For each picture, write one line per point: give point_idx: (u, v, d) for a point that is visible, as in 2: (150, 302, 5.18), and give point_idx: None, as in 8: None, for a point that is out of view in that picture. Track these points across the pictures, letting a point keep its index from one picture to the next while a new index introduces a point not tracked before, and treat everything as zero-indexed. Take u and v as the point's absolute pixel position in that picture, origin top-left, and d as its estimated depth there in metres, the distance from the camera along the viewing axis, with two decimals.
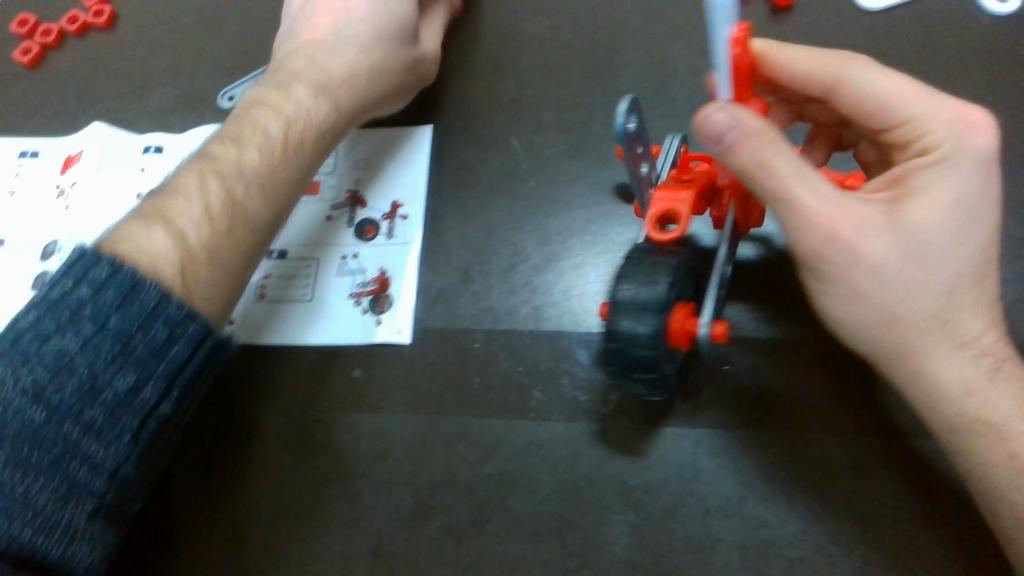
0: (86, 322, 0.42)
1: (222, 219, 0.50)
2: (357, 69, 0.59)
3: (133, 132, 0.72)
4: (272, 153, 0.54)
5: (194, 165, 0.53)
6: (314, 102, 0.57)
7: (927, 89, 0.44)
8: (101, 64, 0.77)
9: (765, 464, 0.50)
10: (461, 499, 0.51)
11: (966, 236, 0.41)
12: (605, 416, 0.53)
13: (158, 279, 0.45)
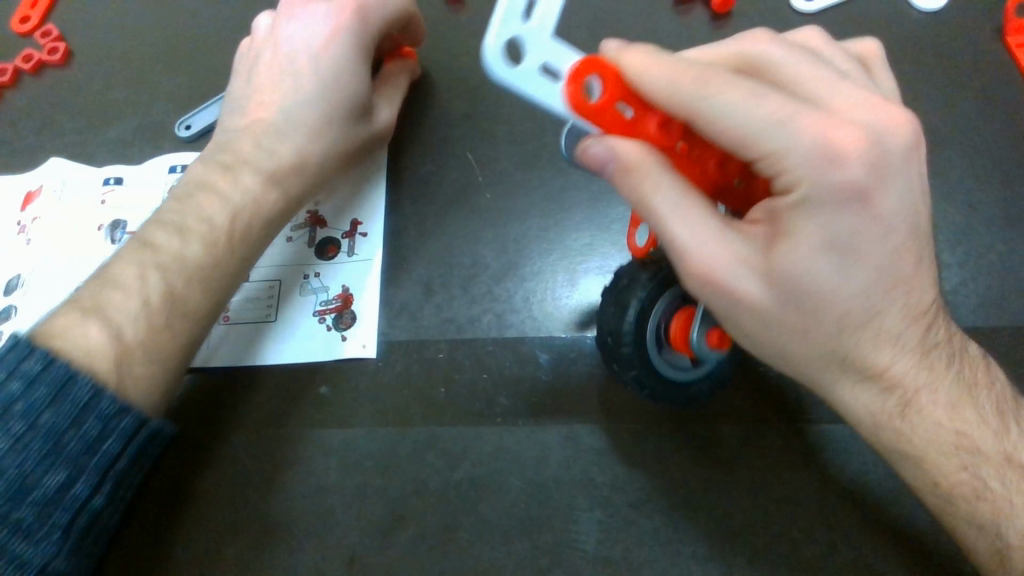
0: (17, 419, 0.43)
1: (161, 313, 0.50)
2: (306, 156, 0.57)
3: (91, 166, 0.72)
4: (215, 244, 0.53)
5: (133, 256, 0.52)
6: (256, 187, 0.56)
7: (788, 101, 0.36)
8: (57, 99, 0.77)
9: (712, 465, 0.51)
10: (433, 507, 0.52)
11: (844, 278, 0.38)
12: (568, 416, 0.54)
13: (92, 373, 0.46)
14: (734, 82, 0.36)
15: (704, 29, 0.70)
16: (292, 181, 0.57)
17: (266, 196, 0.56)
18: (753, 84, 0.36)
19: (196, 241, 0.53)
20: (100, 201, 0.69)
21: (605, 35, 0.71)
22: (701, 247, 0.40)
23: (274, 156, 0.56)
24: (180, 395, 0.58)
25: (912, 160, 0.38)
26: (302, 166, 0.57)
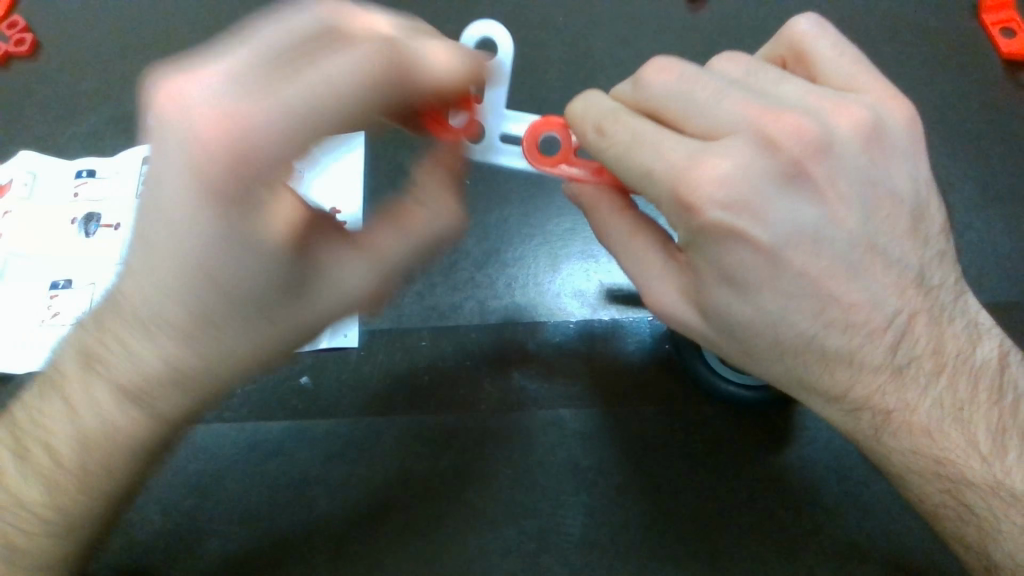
0: None
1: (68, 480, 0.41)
2: (231, 317, 0.37)
3: (61, 159, 0.70)
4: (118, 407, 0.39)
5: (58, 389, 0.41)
6: (170, 348, 0.37)
7: (659, 133, 0.38)
8: (23, 90, 0.75)
9: (696, 458, 0.51)
10: (419, 494, 0.51)
11: (768, 303, 0.38)
12: (553, 401, 0.54)
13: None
14: (617, 131, 0.40)
15: (681, 13, 0.71)
16: (211, 345, 0.38)
17: (182, 358, 0.38)
18: (628, 131, 0.39)
19: (122, 389, 0.39)
20: (72, 195, 0.67)
21: (583, 21, 0.71)
22: (641, 281, 0.43)
23: (167, 312, 0.36)
24: None
25: (806, 178, 0.37)
26: (212, 325, 0.37)
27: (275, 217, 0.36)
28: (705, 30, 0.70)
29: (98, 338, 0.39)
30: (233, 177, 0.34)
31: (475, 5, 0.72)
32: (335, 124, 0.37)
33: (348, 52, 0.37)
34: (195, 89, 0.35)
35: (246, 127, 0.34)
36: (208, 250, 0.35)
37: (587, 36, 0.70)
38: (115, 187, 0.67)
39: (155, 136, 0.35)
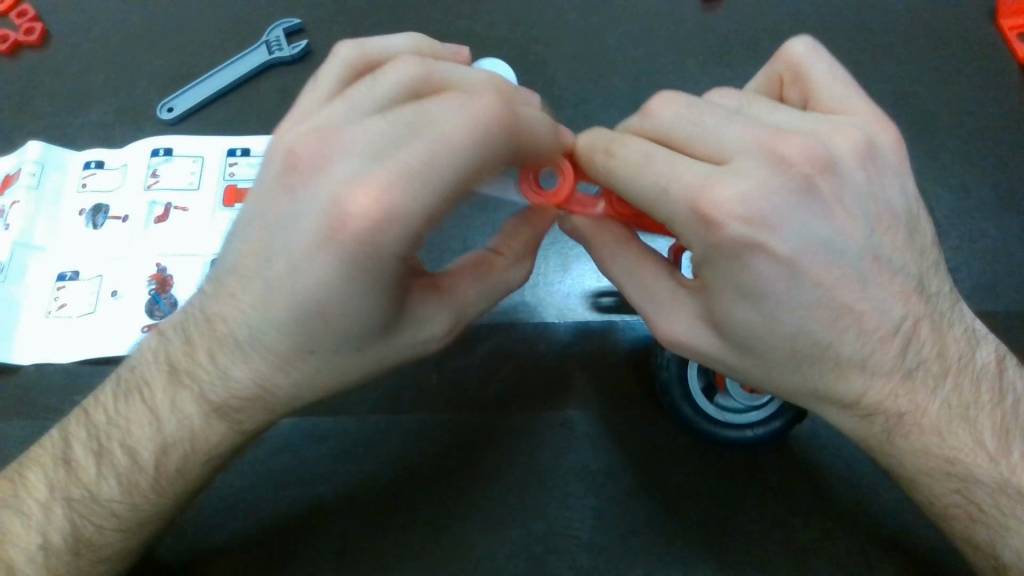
0: None
1: (151, 488, 0.44)
2: (316, 343, 0.39)
3: (70, 149, 0.70)
4: (209, 418, 0.43)
5: (146, 376, 0.45)
6: (260, 368, 0.41)
7: (668, 159, 0.38)
8: (32, 78, 0.75)
9: (711, 471, 0.50)
10: (426, 495, 0.51)
11: (776, 323, 0.37)
12: (564, 403, 0.53)
13: (80, 532, 0.44)
14: (627, 155, 0.39)
15: (695, 10, 0.70)
16: (299, 370, 0.40)
17: (270, 379, 0.41)
18: (640, 153, 0.39)
19: (212, 401, 0.43)
20: (79, 185, 0.67)
21: (595, 19, 0.71)
22: (651, 305, 0.42)
23: (262, 336, 0.39)
24: None
25: (815, 196, 0.36)
26: (305, 353, 0.39)
27: (388, 262, 0.36)
28: (719, 27, 0.69)
29: (190, 354, 0.43)
30: (353, 228, 0.35)
31: (488, 4, 0.73)
32: (451, 186, 0.35)
33: (462, 100, 0.36)
34: (325, 150, 0.36)
35: (377, 190, 0.34)
36: (327, 293, 0.36)
37: (599, 33, 0.70)
38: (123, 178, 0.67)
39: (286, 189, 0.36)
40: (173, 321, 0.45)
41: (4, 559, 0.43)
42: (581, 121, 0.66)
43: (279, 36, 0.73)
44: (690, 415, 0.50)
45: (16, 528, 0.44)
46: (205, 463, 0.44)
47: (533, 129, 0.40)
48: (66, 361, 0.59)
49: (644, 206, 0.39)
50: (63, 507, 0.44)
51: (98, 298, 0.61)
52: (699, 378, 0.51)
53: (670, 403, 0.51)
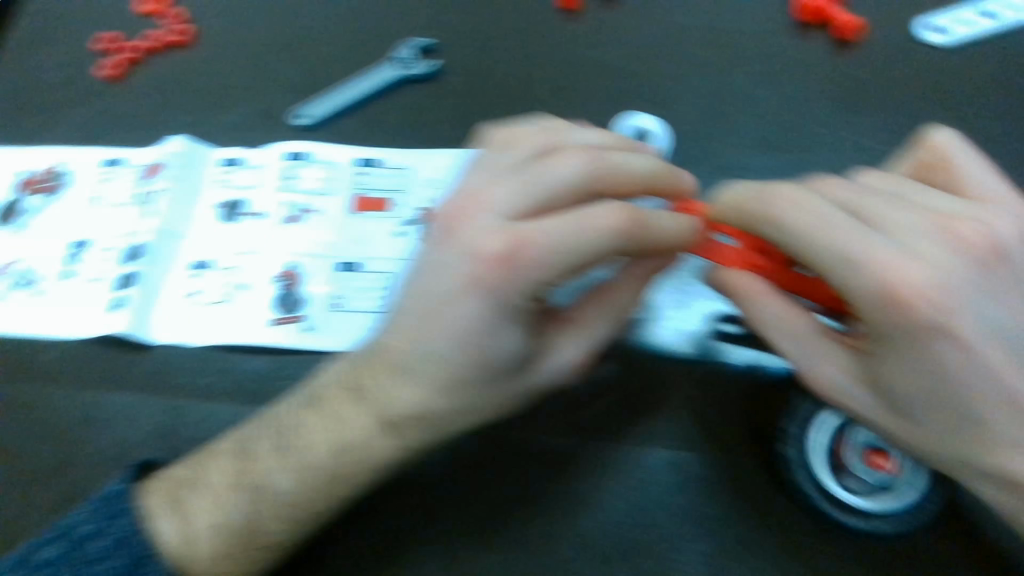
0: (106, 532, 0.47)
1: (315, 481, 0.47)
2: (479, 362, 0.43)
3: (212, 145, 0.74)
4: (373, 431, 0.46)
5: (317, 393, 0.49)
6: (422, 388, 0.44)
7: (859, 233, 0.40)
8: (180, 78, 0.79)
9: (836, 536, 0.49)
10: (535, 518, 0.51)
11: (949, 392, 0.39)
12: (679, 445, 0.53)
13: (256, 519, 0.47)
14: (809, 219, 0.41)
15: (826, 56, 0.70)
16: (455, 391, 0.44)
17: (432, 397, 0.44)
18: (822, 219, 0.41)
19: (381, 415, 0.45)
20: (219, 180, 0.71)
21: (725, 58, 0.72)
22: (807, 362, 0.45)
23: (427, 354, 0.43)
24: (290, 375, 0.60)
25: (986, 281, 0.39)
26: (457, 377, 0.43)
27: (518, 298, 0.42)
28: (852, 74, 0.69)
29: (363, 374, 0.47)
30: (488, 260, 0.41)
31: (617, 39, 0.74)
32: (581, 251, 0.42)
33: (605, 208, 0.43)
34: (470, 207, 0.43)
35: (515, 237, 0.41)
36: (471, 319, 0.42)
37: (728, 71, 0.71)
38: (259, 177, 0.70)
39: (438, 241, 0.44)
40: (353, 352, 0.49)
41: (186, 531, 0.47)
42: (706, 156, 0.66)
43: (412, 54, 0.76)
44: (810, 488, 0.49)
45: (198, 506, 0.48)
46: (367, 474, 0.47)
47: (662, 233, 0.46)
48: (197, 346, 0.62)
49: (820, 266, 0.41)
50: (239, 493, 0.48)
51: (230, 289, 0.64)
52: (820, 454, 0.50)
53: (792, 477, 0.50)
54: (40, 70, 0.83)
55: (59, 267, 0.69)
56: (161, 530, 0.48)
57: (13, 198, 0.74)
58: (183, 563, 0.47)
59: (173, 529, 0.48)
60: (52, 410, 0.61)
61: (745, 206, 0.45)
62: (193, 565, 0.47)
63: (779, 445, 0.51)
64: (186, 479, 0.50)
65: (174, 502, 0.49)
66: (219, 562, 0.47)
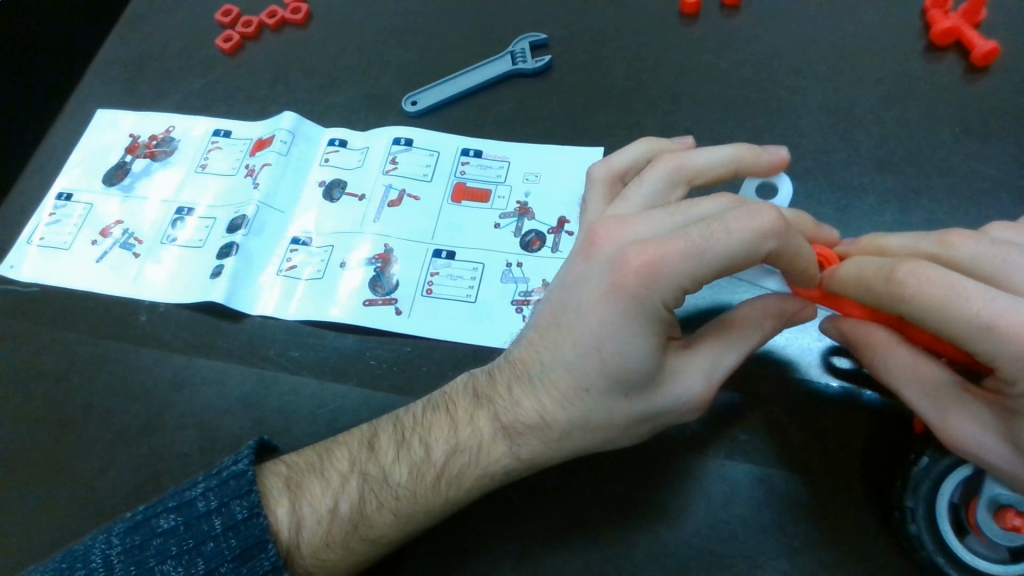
0: (214, 494, 0.46)
1: (431, 476, 0.47)
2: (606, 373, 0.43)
3: (319, 124, 0.75)
4: (496, 439, 0.47)
5: (442, 401, 0.51)
6: (548, 402, 0.46)
7: (996, 296, 0.36)
8: (294, 57, 0.80)
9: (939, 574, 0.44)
10: (609, 519, 0.49)
11: None
12: (768, 460, 0.50)
13: (364, 507, 0.47)
14: (931, 281, 0.38)
15: (955, 81, 0.67)
16: (581, 407, 0.45)
17: (557, 413, 0.45)
18: (945, 281, 0.37)
19: (505, 423, 0.47)
20: (323, 159, 0.72)
21: (846, 76, 0.69)
22: (936, 414, 0.40)
23: (559, 368, 0.45)
24: (377, 355, 0.60)
25: None
26: (582, 392, 0.44)
27: (657, 307, 0.41)
28: (982, 100, 0.65)
29: (493, 385, 0.49)
30: (631, 271, 0.41)
31: (736, 48, 0.72)
32: (724, 261, 0.40)
33: (748, 209, 0.41)
34: (617, 230, 0.44)
35: (657, 246, 0.41)
36: (604, 333, 0.42)
37: (849, 90, 0.68)
38: (362, 160, 0.71)
39: (583, 258, 0.45)
40: (483, 368, 0.52)
41: (298, 515, 0.47)
42: (818, 172, 0.64)
43: (525, 49, 0.75)
44: (935, 549, 0.43)
45: (315, 490, 0.48)
46: (481, 480, 0.47)
47: (800, 251, 0.43)
48: (290, 319, 0.63)
49: (942, 328, 0.37)
50: (358, 480, 0.48)
51: (327, 267, 0.65)
52: (947, 513, 0.43)
53: (913, 535, 0.44)
54: (161, 41, 0.85)
55: (163, 232, 0.70)
56: (274, 511, 0.47)
57: (123, 159, 0.76)
58: (289, 547, 0.46)
59: (284, 510, 0.47)
60: (145, 369, 0.62)
61: (869, 265, 0.43)
62: (301, 551, 0.46)
63: (905, 496, 0.45)
64: (306, 464, 0.49)
65: (291, 485, 0.48)
66: (327, 549, 0.46)
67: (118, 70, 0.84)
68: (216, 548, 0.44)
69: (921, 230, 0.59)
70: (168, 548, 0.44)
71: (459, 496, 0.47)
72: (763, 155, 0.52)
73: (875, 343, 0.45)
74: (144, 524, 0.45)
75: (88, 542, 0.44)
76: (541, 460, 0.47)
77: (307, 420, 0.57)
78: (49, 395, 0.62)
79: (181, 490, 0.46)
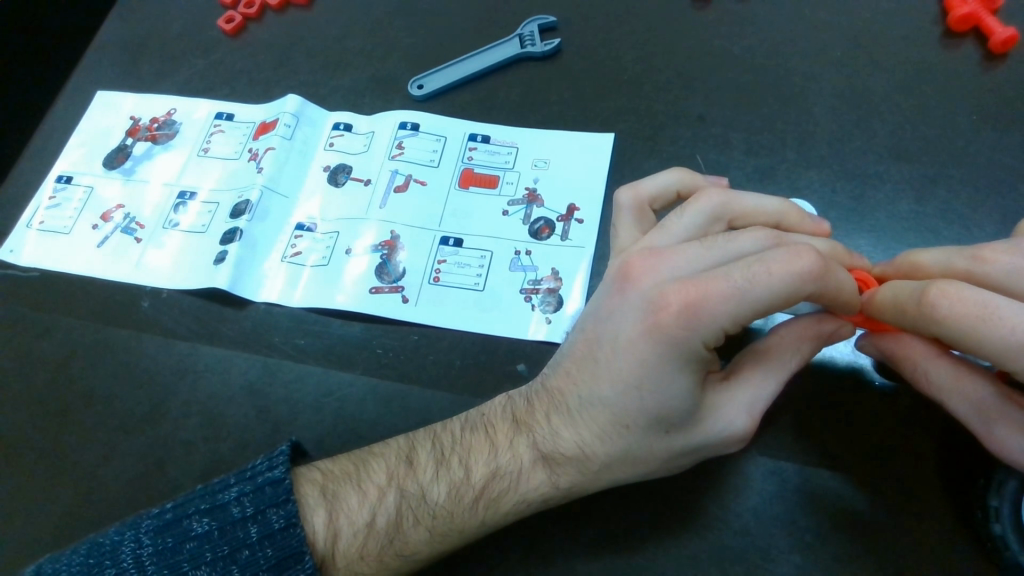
0: (249, 500, 0.45)
1: (468, 500, 0.46)
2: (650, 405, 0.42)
3: (323, 108, 0.73)
4: (535, 468, 0.47)
5: (479, 421, 0.50)
6: (587, 433, 0.45)
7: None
8: (298, 38, 0.79)
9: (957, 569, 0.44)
10: (620, 511, 0.48)
11: None
12: (780, 452, 0.49)
13: (399, 525, 0.46)
14: (964, 300, 0.37)
15: (973, 68, 0.65)
16: (619, 441, 0.44)
17: (595, 446, 0.44)
18: (979, 300, 0.37)
19: (544, 452, 0.46)
20: (327, 144, 0.71)
21: (861, 62, 0.68)
22: (980, 424, 0.40)
23: (600, 399, 0.44)
24: (383, 344, 0.59)
25: None
26: (620, 428, 0.43)
27: (697, 348, 0.40)
28: (1000, 88, 0.64)
29: (532, 412, 0.48)
30: (669, 313, 0.40)
31: (749, 33, 0.71)
32: (765, 303, 0.39)
33: (790, 250, 0.39)
34: (654, 265, 0.43)
35: (695, 288, 0.39)
36: (643, 369, 0.41)
37: (863, 76, 0.67)
38: (368, 145, 0.70)
39: (620, 293, 0.44)
40: (520, 390, 0.51)
41: (334, 526, 0.46)
42: (832, 159, 0.63)
43: (533, 31, 0.73)
44: (1019, 548, 0.42)
45: (353, 501, 0.47)
46: (517, 506, 0.46)
47: (841, 288, 0.41)
48: (294, 306, 0.61)
49: (972, 349, 0.37)
50: (396, 494, 0.47)
51: (332, 253, 0.64)
52: None
53: (997, 534, 0.42)
54: (163, 21, 0.84)
55: (164, 216, 0.69)
56: (310, 520, 0.46)
57: (124, 141, 0.75)
58: (324, 557, 0.45)
59: (320, 519, 0.46)
60: (147, 355, 0.61)
61: (902, 288, 0.42)
62: (336, 561, 0.45)
63: (991, 494, 0.43)
64: (341, 473, 0.48)
65: (327, 493, 0.47)
66: (361, 562, 0.45)
67: (118, 50, 0.82)
68: (251, 556, 0.43)
69: (936, 219, 0.58)
70: (202, 554, 0.43)
71: (495, 520, 0.46)
72: (807, 219, 0.50)
73: (914, 355, 0.43)
74: (175, 525, 0.44)
75: (116, 537, 0.43)
76: (578, 490, 0.46)
77: (312, 409, 0.56)
78: (50, 380, 0.61)
79: (214, 492, 0.45)
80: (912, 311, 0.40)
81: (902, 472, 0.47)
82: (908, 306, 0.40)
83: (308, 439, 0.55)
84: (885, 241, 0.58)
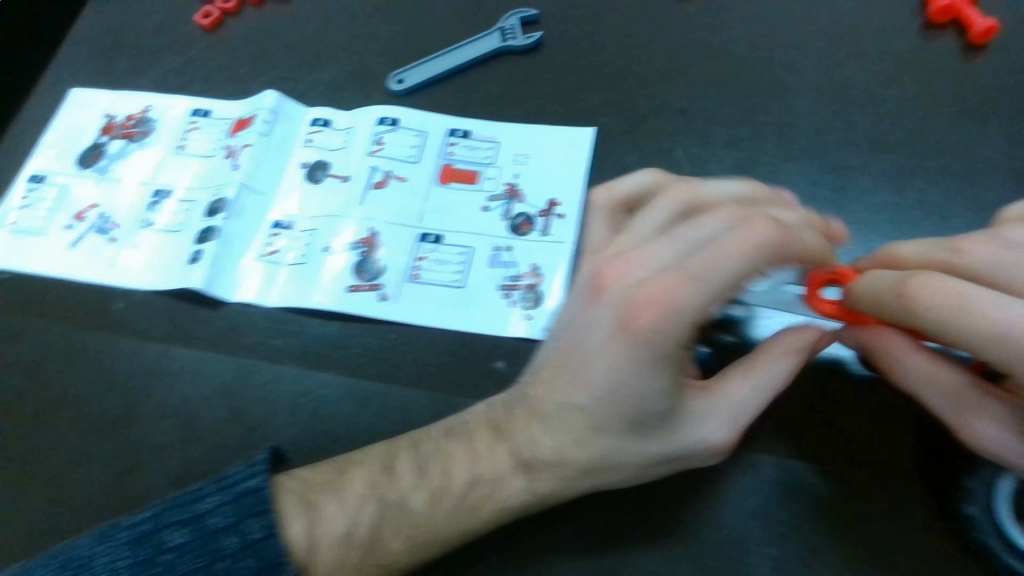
0: (227, 511, 0.45)
1: (449, 508, 0.46)
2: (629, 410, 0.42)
3: (302, 103, 0.73)
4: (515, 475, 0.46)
5: (458, 429, 0.49)
6: (566, 439, 0.44)
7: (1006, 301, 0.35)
8: (276, 33, 0.78)
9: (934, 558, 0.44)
10: (599, 507, 0.48)
11: None
12: (760, 446, 0.49)
13: (380, 533, 0.46)
14: (942, 292, 0.37)
15: (953, 60, 0.65)
16: (598, 447, 0.43)
17: (575, 453, 0.44)
18: (957, 291, 0.36)
19: (523, 459, 0.46)
20: (306, 140, 0.70)
21: (842, 55, 0.67)
22: (957, 417, 0.39)
23: (578, 406, 0.43)
24: (362, 342, 0.58)
25: None
26: (599, 433, 0.43)
27: (669, 348, 0.39)
28: (980, 80, 0.64)
29: (511, 419, 0.47)
30: (638, 315, 0.39)
31: (730, 26, 0.71)
32: (729, 283, 0.39)
33: (747, 224, 0.40)
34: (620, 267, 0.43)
35: (661, 285, 0.39)
36: (618, 375, 0.41)
37: (844, 69, 0.66)
38: (347, 140, 0.69)
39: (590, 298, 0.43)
40: (500, 396, 0.50)
41: (315, 535, 0.45)
42: (812, 152, 0.62)
43: (514, 24, 0.73)
44: (990, 532, 0.42)
45: (333, 509, 0.46)
46: (497, 514, 0.46)
47: (805, 246, 0.43)
48: (272, 305, 0.61)
49: (951, 340, 0.37)
50: (377, 502, 0.46)
51: (310, 251, 0.63)
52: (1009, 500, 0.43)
53: (970, 516, 0.43)
54: (139, 18, 0.82)
55: (140, 215, 0.68)
56: (290, 528, 0.45)
57: (99, 139, 0.74)
58: (305, 565, 0.45)
59: (301, 527, 0.45)
60: (122, 357, 0.60)
61: (881, 282, 0.41)
62: (317, 569, 0.45)
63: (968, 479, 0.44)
64: (324, 481, 0.48)
65: (309, 502, 0.46)
66: (342, 570, 0.45)
67: (94, 48, 0.81)
68: (230, 566, 0.43)
69: (917, 212, 0.58)
70: (180, 565, 0.44)
71: (477, 527, 0.46)
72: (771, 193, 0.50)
73: (892, 349, 0.43)
74: (151, 537, 0.44)
75: (89, 549, 0.44)
76: (561, 496, 0.46)
77: (289, 409, 0.56)
78: (23, 385, 0.60)
79: (192, 503, 0.46)
80: (893, 304, 0.40)
81: (887, 465, 0.47)
82: (889, 300, 0.40)
83: (285, 439, 0.55)
84: (865, 234, 0.58)
